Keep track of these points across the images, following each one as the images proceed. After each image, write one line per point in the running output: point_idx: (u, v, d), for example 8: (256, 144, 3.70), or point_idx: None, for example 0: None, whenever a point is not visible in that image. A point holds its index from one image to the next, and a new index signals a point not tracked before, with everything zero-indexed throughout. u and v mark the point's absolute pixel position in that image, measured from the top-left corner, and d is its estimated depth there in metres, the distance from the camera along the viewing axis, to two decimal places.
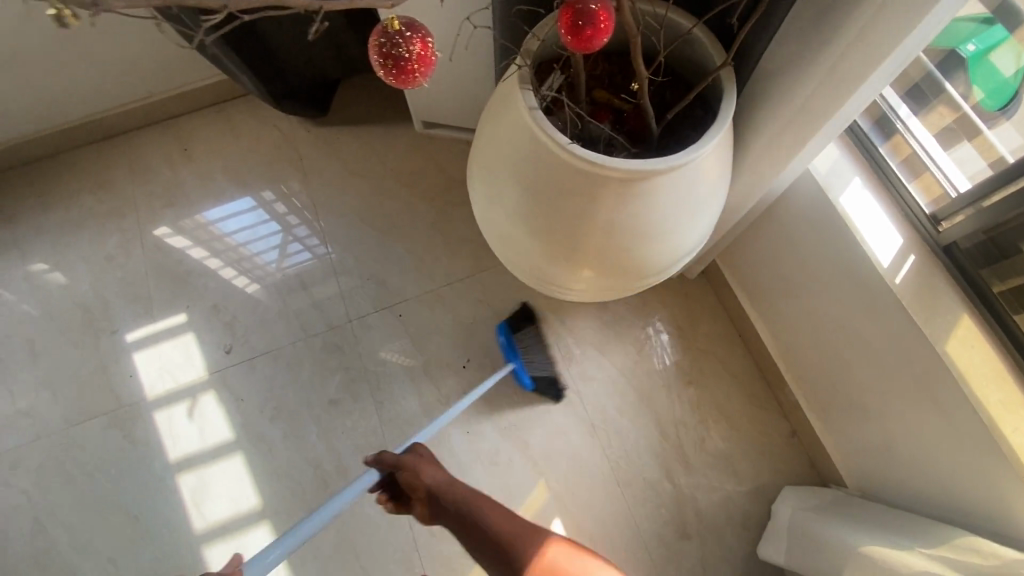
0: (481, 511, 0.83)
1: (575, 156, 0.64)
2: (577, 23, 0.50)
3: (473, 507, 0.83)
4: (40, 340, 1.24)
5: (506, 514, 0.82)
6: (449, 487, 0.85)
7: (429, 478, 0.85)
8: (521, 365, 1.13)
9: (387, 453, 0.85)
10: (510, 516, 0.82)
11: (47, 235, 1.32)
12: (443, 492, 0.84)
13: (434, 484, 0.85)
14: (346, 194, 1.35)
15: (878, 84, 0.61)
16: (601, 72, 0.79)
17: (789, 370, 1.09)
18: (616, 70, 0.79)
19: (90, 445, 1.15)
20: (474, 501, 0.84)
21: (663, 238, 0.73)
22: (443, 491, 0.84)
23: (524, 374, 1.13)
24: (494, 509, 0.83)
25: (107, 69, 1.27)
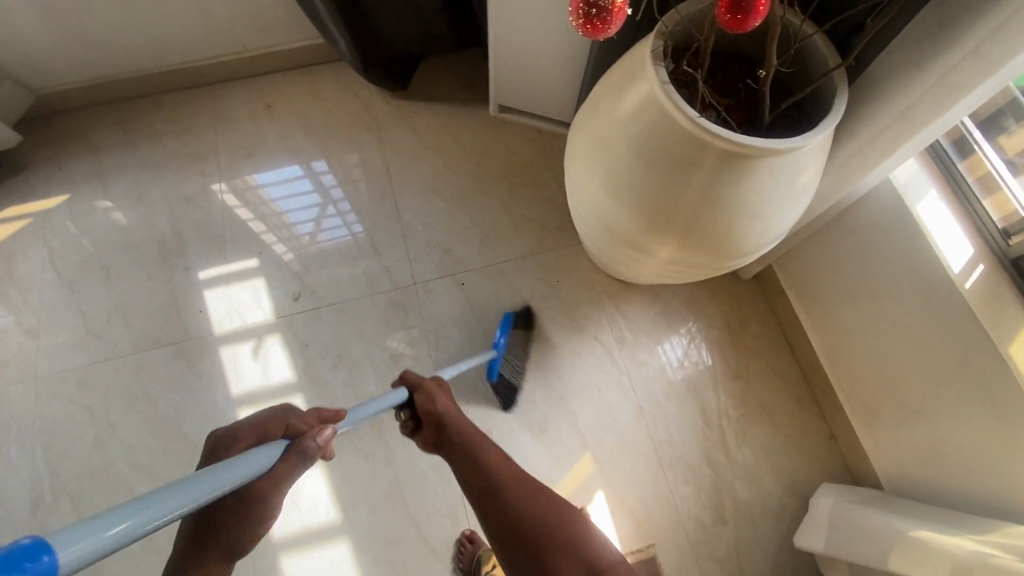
0: (473, 432, 0.78)
1: (697, 128, 0.70)
2: (741, 4, 0.57)
3: (474, 443, 0.76)
4: (115, 268, 1.28)
5: (511, 464, 0.75)
6: (460, 419, 0.79)
7: (441, 410, 0.80)
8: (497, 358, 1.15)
9: (411, 371, 0.85)
10: (519, 469, 0.74)
11: (131, 171, 1.38)
12: (449, 418, 0.79)
13: (448, 414, 0.79)
14: (419, 165, 1.41)
15: (980, 98, 0.67)
16: (732, 59, 0.85)
17: (835, 374, 1.14)
18: (746, 57, 0.84)
19: (155, 372, 1.19)
20: (477, 440, 0.77)
21: (759, 220, 0.78)
22: (455, 424, 0.78)
23: (496, 366, 1.15)
24: (497, 452, 0.76)
25: (210, 21, 1.34)
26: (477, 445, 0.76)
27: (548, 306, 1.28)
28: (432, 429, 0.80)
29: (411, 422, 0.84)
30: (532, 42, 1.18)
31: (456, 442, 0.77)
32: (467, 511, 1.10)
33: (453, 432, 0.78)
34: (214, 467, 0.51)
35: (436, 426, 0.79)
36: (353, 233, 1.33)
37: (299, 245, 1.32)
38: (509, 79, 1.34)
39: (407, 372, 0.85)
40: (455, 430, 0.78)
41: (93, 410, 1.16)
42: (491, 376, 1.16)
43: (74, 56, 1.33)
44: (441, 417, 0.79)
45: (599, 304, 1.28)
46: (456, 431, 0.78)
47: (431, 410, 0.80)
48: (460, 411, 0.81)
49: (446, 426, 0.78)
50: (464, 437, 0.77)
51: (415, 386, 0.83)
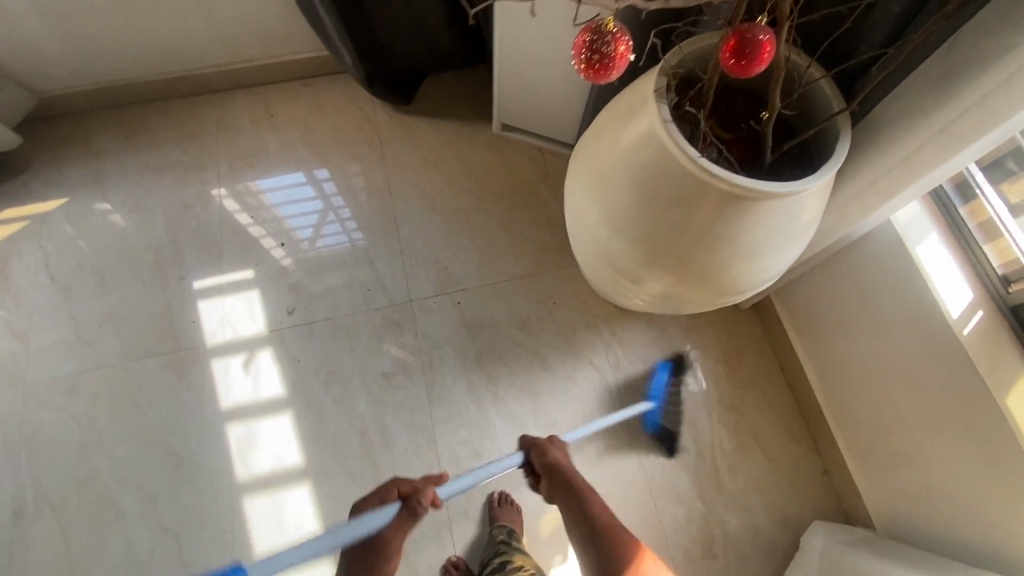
0: (585, 490, 0.90)
1: (697, 167, 0.69)
2: (744, 51, 0.57)
3: (583, 495, 0.90)
4: (110, 274, 1.27)
5: (613, 516, 0.88)
6: (572, 472, 0.93)
7: (558, 462, 0.94)
8: (655, 410, 1.17)
9: (526, 435, 0.98)
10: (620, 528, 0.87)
11: (131, 176, 1.38)
12: (564, 470, 0.93)
13: (562, 466, 0.93)
14: (420, 181, 1.41)
15: (982, 149, 0.66)
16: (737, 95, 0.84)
17: (830, 410, 1.13)
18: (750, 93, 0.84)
19: (145, 382, 1.18)
20: (587, 492, 0.90)
21: (756, 260, 0.78)
22: (569, 475, 0.92)
23: (654, 416, 1.17)
24: (602, 505, 0.89)
25: (217, 30, 1.34)
26: (587, 497, 0.90)
27: (544, 329, 1.27)
28: (546, 479, 0.94)
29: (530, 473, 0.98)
30: (537, 64, 1.18)
31: (568, 491, 0.90)
32: (454, 537, 1.09)
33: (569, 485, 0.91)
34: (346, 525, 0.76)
35: (551, 474, 0.93)
36: (352, 240, 1.34)
37: (295, 257, 1.31)
38: (514, 98, 1.33)
39: (527, 435, 0.99)
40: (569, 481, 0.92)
41: (79, 419, 1.15)
42: (650, 426, 1.17)
43: (78, 60, 1.33)
44: (556, 470, 0.93)
45: (595, 328, 1.27)
46: (569, 483, 0.91)
47: (546, 462, 0.94)
48: (574, 466, 0.94)
49: (563, 479, 0.92)
50: (573, 486, 0.91)
51: (531, 446, 0.96)
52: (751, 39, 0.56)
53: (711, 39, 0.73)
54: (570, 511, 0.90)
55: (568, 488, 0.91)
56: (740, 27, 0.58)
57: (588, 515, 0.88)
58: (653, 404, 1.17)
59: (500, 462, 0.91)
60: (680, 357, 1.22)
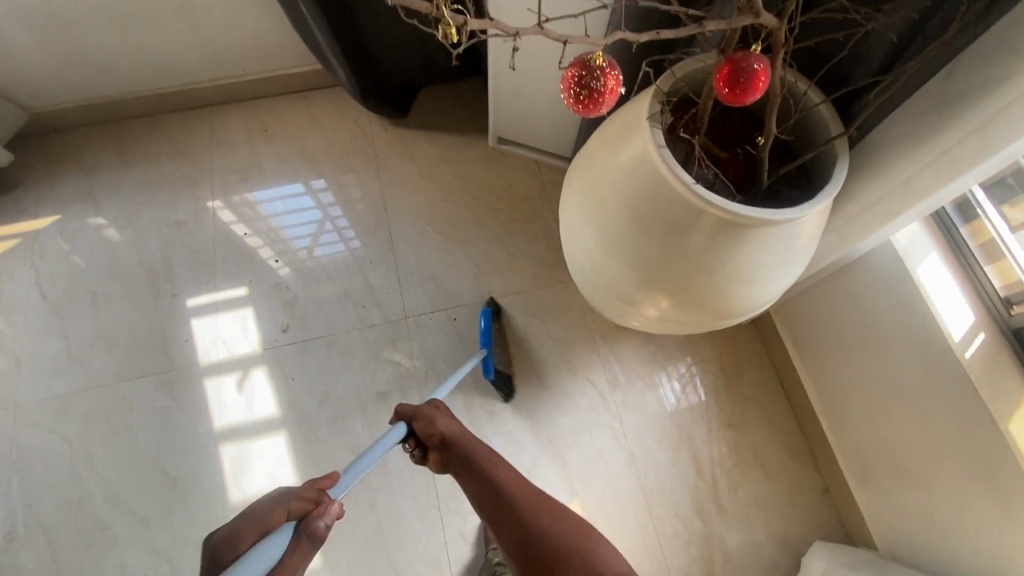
0: (479, 455, 0.87)
1: (692, 194, 0.68)
2: (738, 79, 0.56)
3: (476, 459, 0.86)
4: (102, 293, 1.26)
5: (512, 474, 0.84)
6: (462, 437, 0.89)
7: (451, 432, 0.90)
8: (489, 356, 1.16)
9: (407, 404, 0.92)
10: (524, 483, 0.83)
11: (124, 192, 1.37)
12: (455, 438, 0.89)
13: (452, 434, 0.89)
14: (415, 195, 1.40)
15: (983, 173, 0.65)
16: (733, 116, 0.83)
17: (829, 427, 1.11)
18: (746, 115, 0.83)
19: (137, 402, 1.17)
20: (480, 455, 0.87)
21: (753, 285, 0.76)
22: (460, 442, 0.88)
23: (490, 362, 1.16)
24: (500, 465, 0.86)
25: (210, 45, 1.33)
26: (478, 458, 0.86)
27: (541, 345, 1.25)
28: (440, 452, 0.90)
29: (419, 448, 0.92)
30: (532, 78, 1.17)
31: (462, 458, 0.87)
32: (449, 559, 1.08)
33: (460, 452, 0.87)
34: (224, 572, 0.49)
35: (441, 444, 0.89)
36: (350, 249, 1.33)
37: (289, 273, 1.30)
38: (509, 112, 1.32)
39: (403, 406, 0.93)
40: (462, 448, 0.88)
41: (71, 441, 1.14)
42: (487, 374, 1.16)
43: (70, 76, 1.32)
44: (446, 437, 0.89)
45: (592, 344, 1.26)
46: (464, 452, 0.87)
47: (434, 433, 0.90)
48: (467, 431, 0.91)
49: (458, 449, 0.88)
50: (470, 453, 0.87)
51: (413, 417, 0.91)
52: (746, 68, 0.55)
53: (704, 62, 0.72)
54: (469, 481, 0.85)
55: (460, 454, 0.87)
56: (734, 56, 0.56)
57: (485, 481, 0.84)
58: (485, 349, 1.17)
59: (384, 439, 0.82)
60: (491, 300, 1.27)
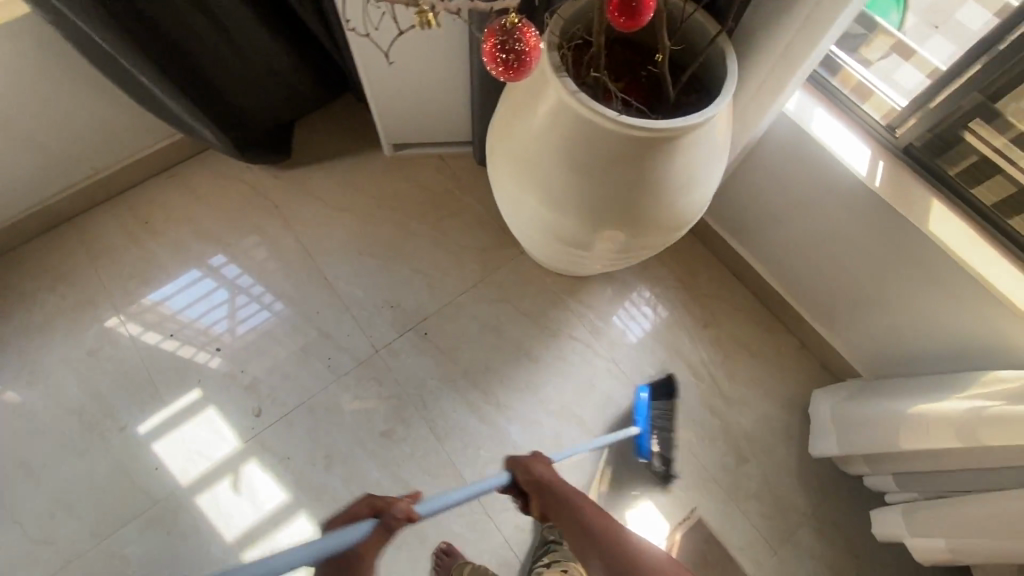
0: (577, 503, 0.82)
1: (623, 126, 0.70)
2: (630, 6, 0.58)
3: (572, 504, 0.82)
4: (36, 460, 1.11)
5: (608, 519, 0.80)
6: (558, 484, 0.86)
7: (544, 476, 0.87)
8: (644, 434, 1.12)
9: (510, 453, 0.92)
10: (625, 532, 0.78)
11: (11, 346, 1.19)
12: (550, 484, 0.86)
13: (548, 480, 0.86)
14: (335, 230, 1.34)
15: (845, 21, 0.73)
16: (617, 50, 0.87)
17: (787, 292, 1.23)
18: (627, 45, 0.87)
19: (131, 552, 1.05)
20: (576, 502, 0.82)
21: (695, 189, 0.82)
22: (556, 485, 0.85)
23: (645, 443, 1.12)
24: (595, 511, 0.81)
25: (47, 153, 1.18)
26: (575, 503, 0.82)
27: (518, 324, 1.27)
28: (535, 496, 0.87)
29: (517, 495, 0.92)
30: (410, 71, 1.16)
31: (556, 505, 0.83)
32: (517, 552, 1.09)
33: (550, 496, 0.84)
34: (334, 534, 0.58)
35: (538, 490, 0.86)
36: (275, 311, 1.25)
37: (235, 355, 1.21)
38: (397, 115, 1.30)
39: (507, 458, 0.93)
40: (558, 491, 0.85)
41: None
42: (643, 454, 1.13)
43: None
44: (540, 484, 0.86)
45: (561, 304, 1.29)
46: (557, 498, 0.84)
47: (531, 477, 0.87)
48: (562, 477, 0.87)
49: (555, 494, 0.84)
50: (562, 497, 0.83)
51: (513, 465, 0.90)
52: None
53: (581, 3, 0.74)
54: (568, 524, 0.80)
55: (554, 500, 0.84)
56: None
57: (584, 526, 0.79)
58: (639, 429, 1.13)
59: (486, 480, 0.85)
60: (671, 377, 1.19)
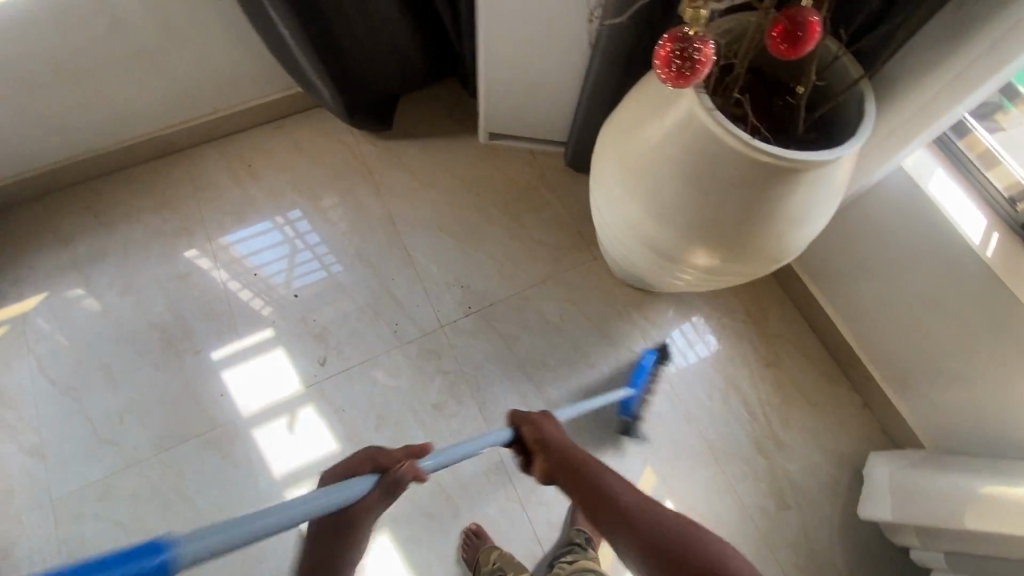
0: (593, 464, 0.76)
1: (752, 150, 0.72)
2: (795, 35, 0.59)
3: (585, 463, 0.76)
4: (117, 365, 1.18)
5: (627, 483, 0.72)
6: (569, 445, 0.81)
7: (552, 434, 0.83)
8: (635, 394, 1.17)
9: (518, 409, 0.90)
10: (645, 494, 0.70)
11: (112, 256, 1.28)
12: (560, 443, 0.81)
13: (556, 439, 0.82)
14: (420, 204, 1.38)
15: (995, 85, 0.72)
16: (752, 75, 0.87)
17: (860, 347, 1.20)
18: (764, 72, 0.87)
19: (186, 468, 1.11)
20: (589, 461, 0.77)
21: (804, 225, 0.81)
22: (565, 444, 0.81)
23: (631, 403, 1.17)
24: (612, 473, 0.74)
25: (179, 86, 1.26)
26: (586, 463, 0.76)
27: (580, 327, 1.28)
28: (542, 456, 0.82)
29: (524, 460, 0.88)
30: (526, 65, 1.20)
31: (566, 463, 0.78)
32: (545, 548, 1.10)
33: (563, 456, 0.79)
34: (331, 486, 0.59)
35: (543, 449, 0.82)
36: (329, 272, 1.30)
37: (306, 304, 1.26)
38: (501, 105, 1.33)
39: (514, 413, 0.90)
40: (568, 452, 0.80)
41: (126, 523, 1.07)
42: (626, 412, 1.17)
43: (25, 141, 1.21)
44: (548, 443, 0.82)
45: (626, 316, 1.29)
46: (558, 456, 0.79)
47: (538, 435, 0.84)
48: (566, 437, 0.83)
49: (561, 452, 0.79)
50: (575, 456, 0.78)
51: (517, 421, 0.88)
52: (801, 22, 0.58)
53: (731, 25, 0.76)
54: (572, 482, 0.75)
55: (564, 458, 0.79)
56: (787, 12, 0.60)
57: (590, 481, 0.73)
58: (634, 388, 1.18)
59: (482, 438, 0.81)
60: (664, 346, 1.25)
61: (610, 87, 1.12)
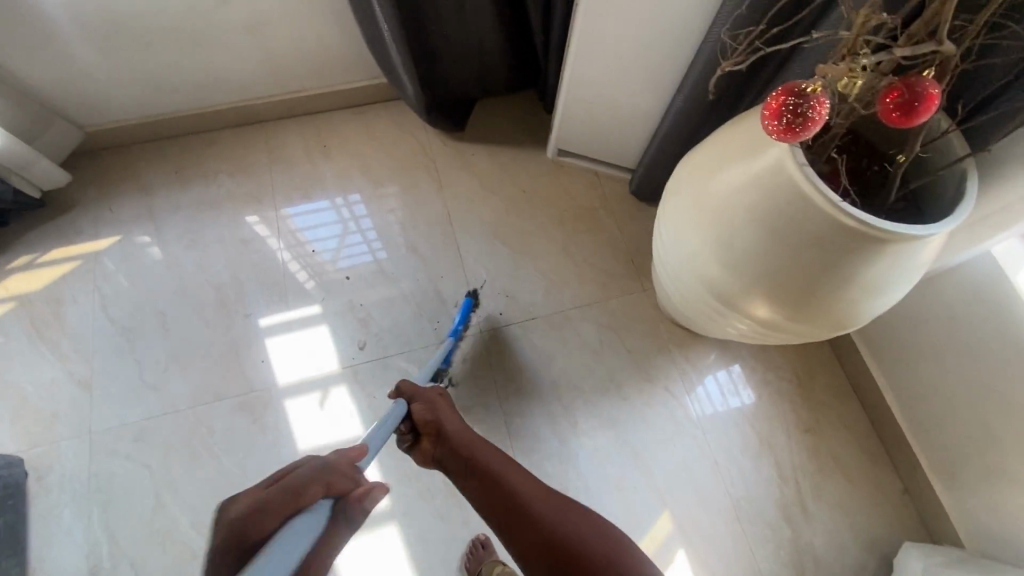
0: (488, 454, 0.89)
1: (841, 213, 0.70)
2: (912, 104, 0.57)
3: (478, 451, 0.89)
4: (172, 315, 1.24)
5: (518, 471, 0.87)
6: (462, 428, 0.93)
7: (443, 418, 0.94)
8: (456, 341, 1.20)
9: (408, 385, 0.97)
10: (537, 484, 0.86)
11: (185, 212, 1.34)
12: (451, 428, 0.92)
13: (449, 425, 0.93)
14: (480, 209, 1.40)
15: None
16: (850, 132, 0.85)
17: (910, 431, 1.14)
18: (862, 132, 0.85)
19: (218, 426, 1.14)
20: (482, 449, 0.89)
21: (880, 297, 0.78)
22: (455, 430, 0.92)
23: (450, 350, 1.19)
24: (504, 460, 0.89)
25: (275, 62, 1.32)
26: (482, 451, 0.89)
27: (619, 357, 1.26)
28: (433, 438, 0.93)
29: (409, 434, 0.96)
30: (611, 89, 1.20)
31: (460, 449, 0.90)
32: None
33: (455, 441, 0.91)
34: (287, 534, 0.51)
35: (437, 432, 0.92)
36: (376, 258, 1.33)
37: (356, 288, 1.29)
38: (576, 125, 1.34)
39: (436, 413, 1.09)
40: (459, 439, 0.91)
41: (154, 468, 1.11)
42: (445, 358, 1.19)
43: (127, 92, 1.29)
44: (443, 425, 0.93)
45: (667, 354, 1.27)
46: (466, 441, 0.91)
47: (431, 420, 0.93)
48: (462, 423, 0.95)
49: (458, 436, 0.91)
50: (468, 443, 0.90)
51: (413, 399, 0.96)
52: (920, 92, 0.57)
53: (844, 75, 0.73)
54: (470, 470, 0.87)
55: (457, 444, 0.90)
56: (906, 80, 0.58)
57: (486, 468, 0.87)
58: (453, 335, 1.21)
59: (384, 420, 0.89)
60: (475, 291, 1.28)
61: (691, 122, 1.11)
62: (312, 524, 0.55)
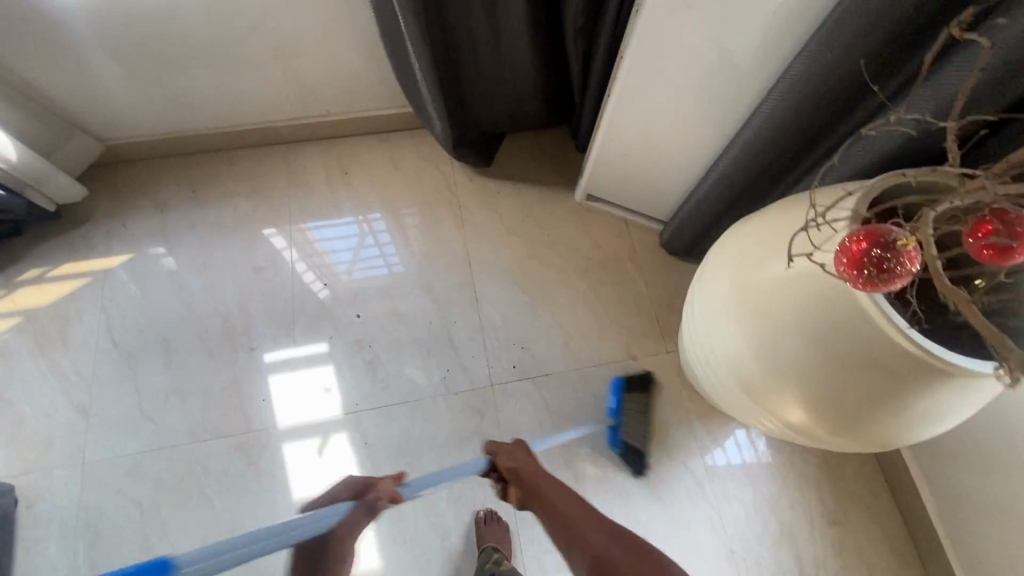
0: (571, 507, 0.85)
1: (907, 340, 0.63)
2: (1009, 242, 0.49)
3: (559, 504, 0.86)
4: (176, 344, 1.20)
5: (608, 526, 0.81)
6: (541, 477, 0.91)
7: (521, 465, 0.93)
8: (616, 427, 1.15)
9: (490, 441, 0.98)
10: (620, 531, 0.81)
11: (198, 234, 1.30)
12: (533, 478, 0.91)
13: (525, 473, 0.92)
14: (502, 251, 1.34)
15: None
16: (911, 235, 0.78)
17: (949, 539, 1.05)
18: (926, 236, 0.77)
19: (213, 467, 1.10)
20: (564, 501, 0.87)
21: (937, 427, 0.70)
22: (534, 478, 0.91)
23: (617, 434, 1.15)
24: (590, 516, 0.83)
25: (302, 87, 1.28)
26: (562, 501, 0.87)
27: None
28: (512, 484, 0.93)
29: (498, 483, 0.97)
30: (650, 141, 1.13)
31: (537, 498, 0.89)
32: None
33: (536, 488, 0.90)
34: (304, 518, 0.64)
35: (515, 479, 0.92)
36: (391, 270, 1.30)
37: (366, 327, 1.24)
38: (609, 172, 1.27)
39: None
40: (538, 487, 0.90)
41: (143, 506, 1.07)
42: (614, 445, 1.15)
43: (150, 108, 1.26)
44: (521, 473, 0.92)
45: (688, 425, 1.19)
46: (537, 486, 0.90)
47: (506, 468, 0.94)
48: (542, 468, 0.94)
49: (534, 482, 0.91)
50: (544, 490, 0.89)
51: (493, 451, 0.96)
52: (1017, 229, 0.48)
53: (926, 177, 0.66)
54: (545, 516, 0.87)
55: (537, 492, 0.89)
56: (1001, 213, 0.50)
57: (562, 518, 0.85)
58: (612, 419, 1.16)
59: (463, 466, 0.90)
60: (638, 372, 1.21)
61: (729, 191, 1.05)
62: (326, 516, 0.66)
